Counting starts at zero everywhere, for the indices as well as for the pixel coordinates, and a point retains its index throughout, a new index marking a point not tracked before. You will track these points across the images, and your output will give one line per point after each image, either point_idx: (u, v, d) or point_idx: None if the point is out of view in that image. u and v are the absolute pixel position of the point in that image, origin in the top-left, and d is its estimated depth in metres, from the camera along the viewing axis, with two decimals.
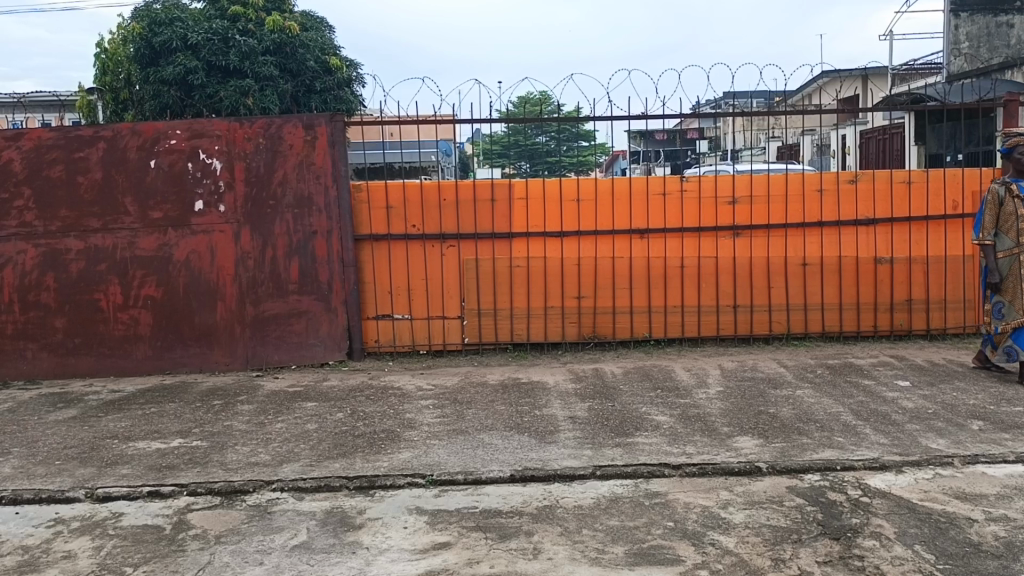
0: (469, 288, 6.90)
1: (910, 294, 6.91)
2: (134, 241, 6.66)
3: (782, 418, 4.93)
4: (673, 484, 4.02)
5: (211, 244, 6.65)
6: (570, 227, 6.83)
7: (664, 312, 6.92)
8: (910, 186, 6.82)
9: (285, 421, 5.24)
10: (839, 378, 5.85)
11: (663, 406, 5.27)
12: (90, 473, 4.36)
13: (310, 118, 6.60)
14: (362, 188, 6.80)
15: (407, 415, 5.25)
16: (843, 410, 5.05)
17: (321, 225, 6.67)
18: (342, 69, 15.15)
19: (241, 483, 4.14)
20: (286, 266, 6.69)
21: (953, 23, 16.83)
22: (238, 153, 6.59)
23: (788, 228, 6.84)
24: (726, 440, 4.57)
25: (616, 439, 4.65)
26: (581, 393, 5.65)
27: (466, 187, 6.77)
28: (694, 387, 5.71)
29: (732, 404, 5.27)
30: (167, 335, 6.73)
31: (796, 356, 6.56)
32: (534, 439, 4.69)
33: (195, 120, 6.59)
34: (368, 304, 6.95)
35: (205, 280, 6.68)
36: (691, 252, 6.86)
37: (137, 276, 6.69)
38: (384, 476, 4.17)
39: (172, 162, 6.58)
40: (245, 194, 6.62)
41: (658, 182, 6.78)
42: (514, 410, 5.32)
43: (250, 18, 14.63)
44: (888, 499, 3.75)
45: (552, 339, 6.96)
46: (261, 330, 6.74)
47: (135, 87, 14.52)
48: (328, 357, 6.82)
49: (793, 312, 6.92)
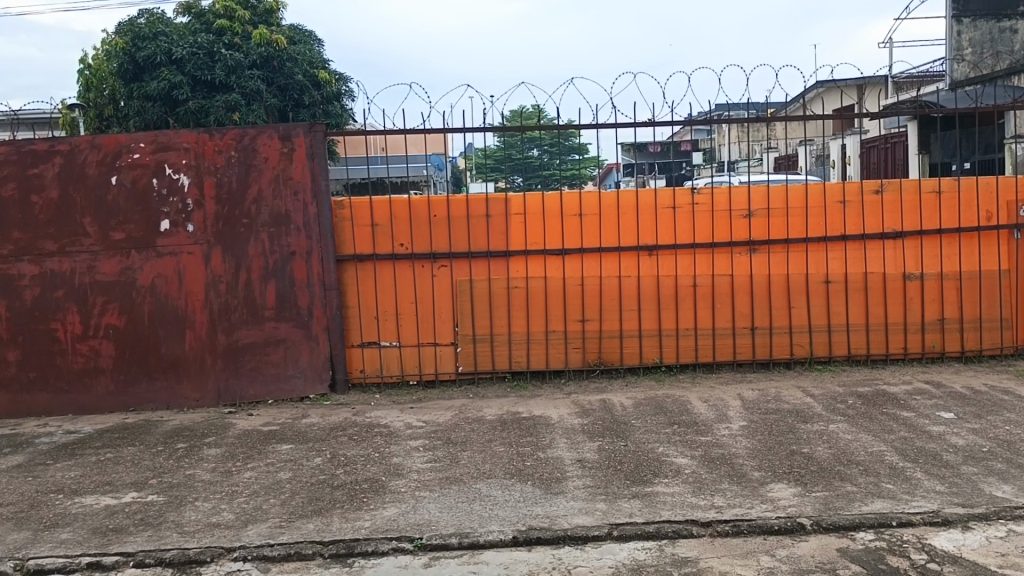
0: (463, 311, 6.31)
1: (942, 312, 6.36)
2: (95, 265, 6.06)
3: (819, 460, 4.35)
4: (704, 548, 3.43)
5: (178, 267, 6.06)
6: (573, 244, 6.27)
7: (675, 336, 6.34)
8: (940, 196, 6.28)
9: (255, 469, 4.63)
10: (874, 409, 5.26)
11: (682, 446, 4.68)
12: (24, 540, 3.75)
13: (287, 129, 6.03)
14: (345, 204, 6.23)
15: (393, 460, 4.65)
16: (886, 450, 4.46)
17: (300, 245, 6.09)
18: (331, 82, 14.56)
19: (197, 552, 3.54)
20: (261, 290, 6.10)
21: (956, 29, 16.38)
22: (208, 167, 6.01)
23: (809, 243, 6.28)
24: (759, 488, 3.99)
25: (632, 488, 4.06)
26: (588, 430, 5.06)
27: (459, 201, 6.22)
28: (715, 422, 5.12)
29: (759, 442, 4.68)
30: (131, 367, 6.12)
31: (821, 383, 5.98)
32: (539, 490, 4.08)
33: (161, 132, 6.02)
34: (352, 330, 6.36)
35: (172, 307, 6.08)
36: (704, 270, 6.30)
37: (98, 303, 6.09)
38: (365, 541, 3.57)
39: (135, 177, 6.00)
40: (217, 213, 6.04)
41: (667, 195, 6.23)
42: (515, 452, 4.72)
43: (236, 31, 14.09)
44: (962, 567, 3.18)
45: (554, 366, 6.36)
46: (235, 361, 6.13)
47: (118, 105, 13.96)
48: (309, 389, 6.21)
49: (816, 333, 6.35)
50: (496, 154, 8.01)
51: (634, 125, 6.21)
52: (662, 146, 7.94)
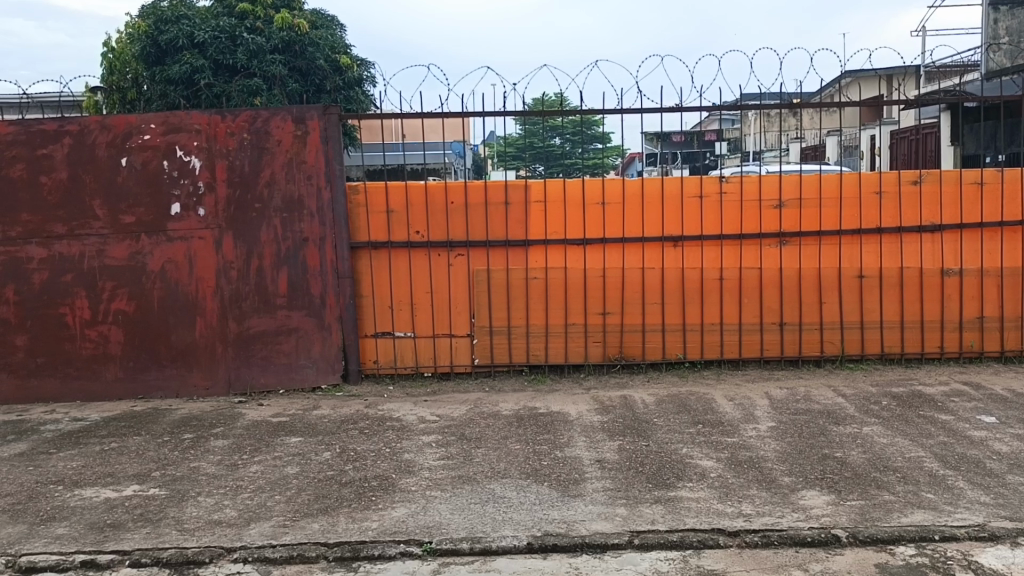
0: (480, 302, 6.10)
1: (981, 310, 6.06)
2: (104, 249, 5.92)
3: (853, 466, 4.10)
4: (731, 559, 3.22)
5: (189, 253, 5.91)
6: (594, 234, 6.04)
7: (700, 331, 6.10)
8: (982, 187, 5.98)
9: (261, 463, 4.47)
10: (910, 411, 5.00)
11: (707, 447, 4.45)
12: (19, 534, 3.61)
13: (300, 111, 5.84)
14: (360, 189, 6.03)
15: (405, 457, 4.47)
16: (925, 456, 4.21)
17: (313, 231, 5.91)
18: (353, 67, 14.36)
19: (195, 551, 3.37)
20: (273, 278, 5.93)
21: (993, 16, 15.09)
22: (220, 150, 5.84)
23: (842, 235, 6.01)
24: (790, 495, 3.76)
25: (654, 492, 3.84)
26: (608, 428, 4.84)
27: (477, 188, 6.00)
28: (741, 422, 4.88)
29: (789, 445, 4.44)
30: (141, 354, 5.98)
31: (853, 382, 5.72)
32: (556, 492, 3.88)
33: (172, 113, 5.85)
34: (366, 320, 6.17)
35: (183, 293, 5.93)
36: (732, 262, 6.05)
37: (108, 289, 5.95)
38: (371, 544, 3.38)
39: (146, 160, 5.84)
40: (228, 197, 5.87)
41: (694, 184, 5.97)
42: (531, 450, 4.52)
43: (258, 16, 13.96)
44: None
45: (573, 360, 6.14)
46: (246, 350, 5.98)
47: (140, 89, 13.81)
48: (320, 380, 6.04)
49: (848, 330, 6.08)
50: (518, 142, 7.80)
51: (660, 111, 5.96)
52: (686, 135, 7.64)
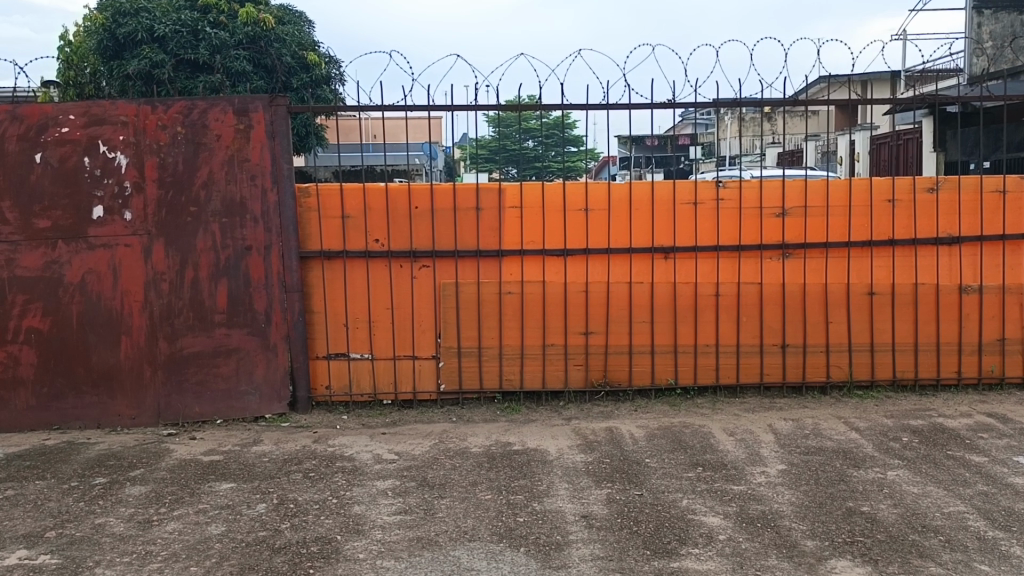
0: (447, 319, 5.40)
1: (1002, 331, 5.49)
2: (13, 258, 5.12)
3: (886, 525, 3.47)
4: None
5: (113, 262, 5.14)
6: (577, 244, 5.37)
7: (693, 353, 5.45)
8: (1004, 196, 5.41)
9: (181, 519, 3.72)
10: (936, 451, 4.38)
11: (713, 499, 3.78)
12: None
13: (243, 102, 5.11)
14: (311, 191, 5.31)
15: (354, 511, 3.75)
16: (966, 511, 3.59)
17: (256, 238, 5.18)
18: (321, 65, 13.53)
19: None
20: (211, 291, 5.17)
21: (975, 21, 14.38)
22: (149, 145, 5.07)
23: (851, 247, 5.40)
24: (817, 567, 3.11)
25: (654, 563, 3.17)
26: (594, 472, 4.16)
27: (445, 191, 5.30)
28: (747, 465, 4.23)
29: (807, 496, 3.80)
30: (57, 379, 5.20)
31: (864, 413, 5.11)
32: (534, 563, 3.19)
33: (95, 102, 5.08)
34: (317, 339, 5.44)
35: (106, 309, 5.16)
36: (729, 276, 5.41)
37: (18, 303, 5.15)
38: None
39: (63, 156, 5.06)
40: (159, 199, 5.10)
41: (687, 189, 5.34)
42: (505, 502, 3.82)
43: (222, 9, 13.05)
44: None
45: (551, 386, 5.46)
46: (178, 374, 5.22)
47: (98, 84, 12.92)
48: (264, 409, 5.30)
49: (857, 353, 5.47)
50: (489, 143, 7.10)
51: (650, 107, 5.31)
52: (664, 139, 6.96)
